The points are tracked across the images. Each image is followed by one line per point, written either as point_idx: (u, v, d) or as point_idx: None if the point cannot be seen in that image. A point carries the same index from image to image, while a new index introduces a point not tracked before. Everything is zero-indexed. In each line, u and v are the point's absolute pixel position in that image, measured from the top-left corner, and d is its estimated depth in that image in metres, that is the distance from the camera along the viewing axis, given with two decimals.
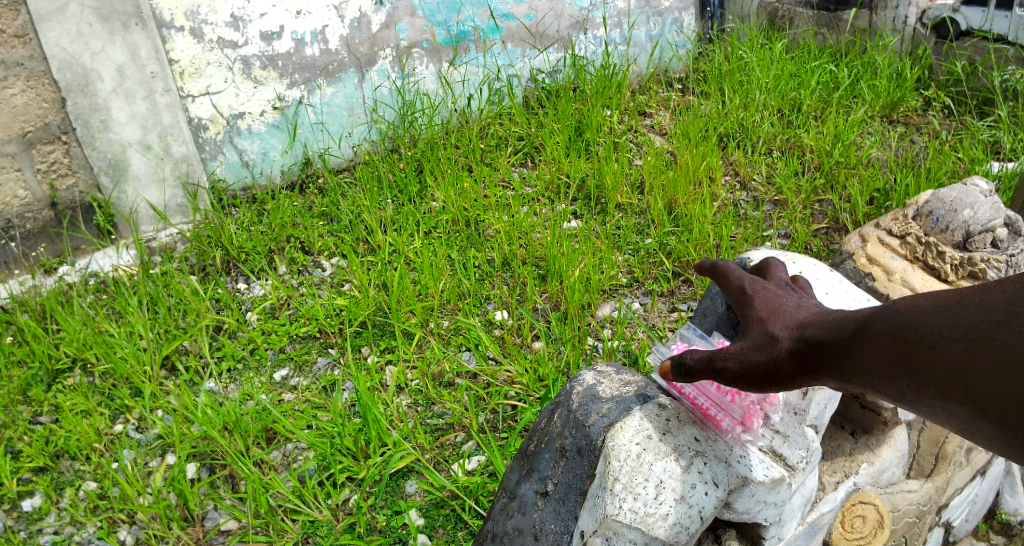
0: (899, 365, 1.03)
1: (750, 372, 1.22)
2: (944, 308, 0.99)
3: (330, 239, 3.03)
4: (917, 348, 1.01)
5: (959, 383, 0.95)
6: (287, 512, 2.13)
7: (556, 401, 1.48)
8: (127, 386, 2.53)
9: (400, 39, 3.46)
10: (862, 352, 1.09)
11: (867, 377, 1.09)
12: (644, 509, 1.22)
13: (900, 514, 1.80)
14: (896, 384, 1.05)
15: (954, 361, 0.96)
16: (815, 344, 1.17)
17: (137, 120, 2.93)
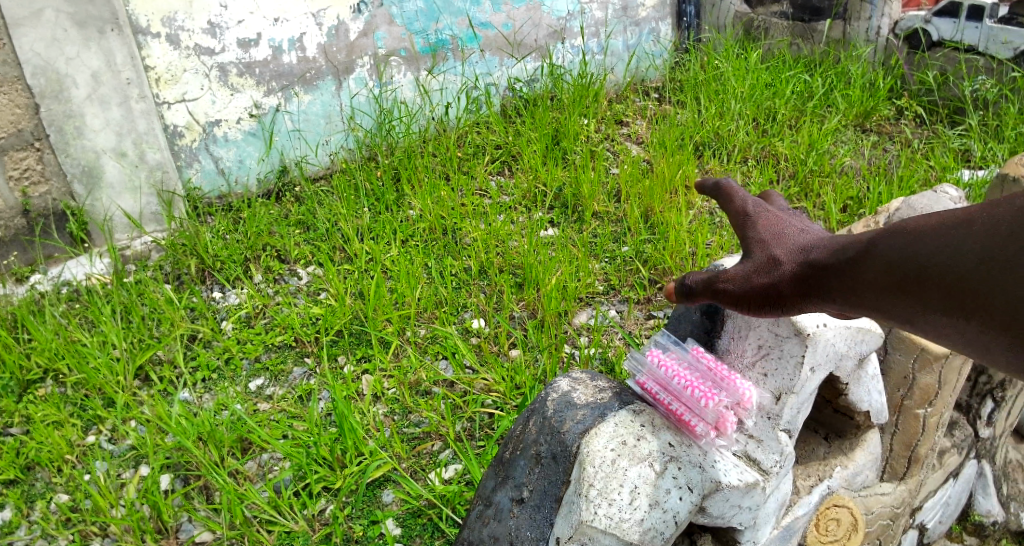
0: (896, 290, 1.07)
1: (750, 294, 1.31)
2: (944, 234, 1.02)
3: (307, 247, 3.02)
4: (916, 272, 1.04)
5: (959, 310, 0.98)
6: (262, 523, 2.11)
7: (531, 408, 1.48)
8: (99, 397, 2.50)
9: (378, 47, 3.46)
10: (862, 279, 1.13)
11: (872, 301, 1.12)
12: (619, 515, 1.22)
13: (873, 517, 1.86)
14: (902, 305, 1.07)
15: (952, 287, 0.98)
16: (813, 266, 1.23)
17: (111, 127, 2.90)
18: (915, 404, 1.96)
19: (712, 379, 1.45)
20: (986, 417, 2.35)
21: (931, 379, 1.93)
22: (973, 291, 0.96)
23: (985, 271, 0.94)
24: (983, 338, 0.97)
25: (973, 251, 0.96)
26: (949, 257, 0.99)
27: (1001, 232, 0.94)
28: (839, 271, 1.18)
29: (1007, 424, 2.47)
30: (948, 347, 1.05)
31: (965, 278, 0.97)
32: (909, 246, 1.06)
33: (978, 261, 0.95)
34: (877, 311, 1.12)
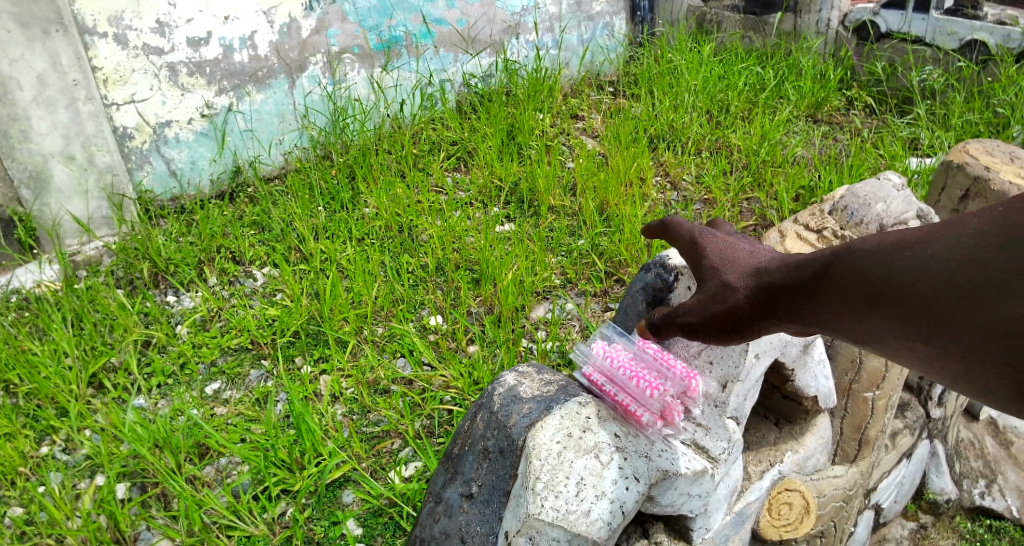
0: (877, 304, 1.09)
1: (714, 321, 1.36)
2: (925, 247, 1.04)
3: (261, 248, 2.98)
4: (894, 286, 1.06)
5: (948, 323, 1.00)
6: (222, 528, 2.08)
7: (478, 403, 1.49)
8: (52, 406, 2.44)
9: (330, 44, 3.42)
10: (840, 296, 1.15)
11: (849, 319, 1.14)
12: (565, 507, 1.24)
13: (826, 499, 1.86)
14: (882, 321, 1.09)
15: (941, 300, 1.00)
16: (769, 289, 1.28)
17: (58, 130, 2.83)
18: (863, 388, 2.02)
19: (657, 370, 1.49)
20: (935, 398, 2.43)
21: (878, 363, 2.02)
22: (970, 305, 0.97)
23: (980, 283, 0.96)
24: (972, 356, 1.00)
25: (964, 264, 0.98)
26: (938, 270, 1.01)
27: (989, 245, 0.96)
28: (804, 292, 1.22)
29: (955, 404, 2.55)
30: (925, 363, 1.07)
31: (957, 291, 0.99)
32: (889, 260, 1.07)
33: (968, 274, 0.98)
34: (851, 329, 1.15)
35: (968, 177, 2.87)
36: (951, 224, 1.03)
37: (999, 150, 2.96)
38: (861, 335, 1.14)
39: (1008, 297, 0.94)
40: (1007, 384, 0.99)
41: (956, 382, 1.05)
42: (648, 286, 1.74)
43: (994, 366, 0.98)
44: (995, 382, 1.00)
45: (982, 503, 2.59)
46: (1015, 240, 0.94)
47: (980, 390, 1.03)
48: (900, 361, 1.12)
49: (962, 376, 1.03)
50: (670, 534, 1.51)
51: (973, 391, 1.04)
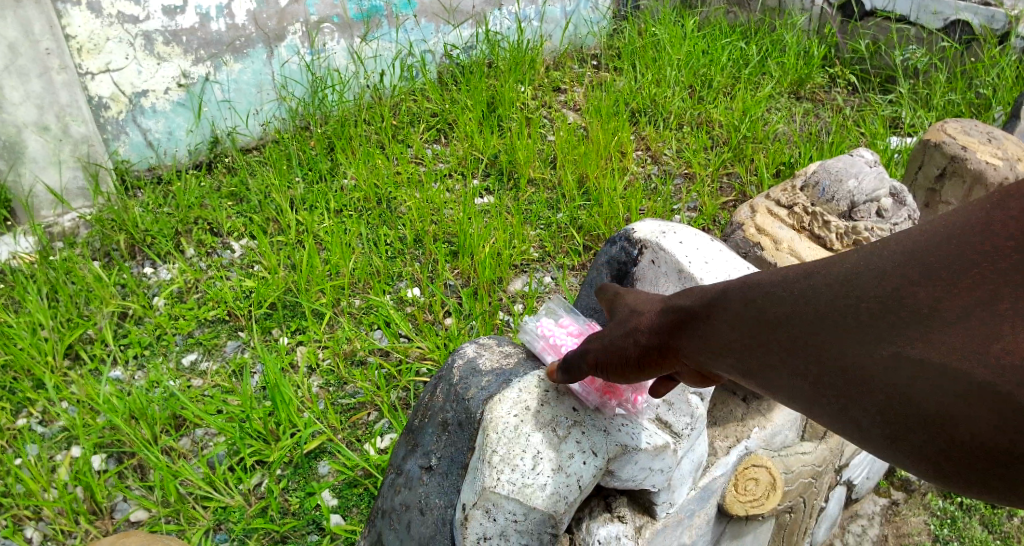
0: (809, 320, 0.82)
1: (617, 354, 1.15)
2: (893, 248, 0.78)
3: (239, 220, 2.96)
4: (833, 303, 0.80)
5: (902, 345, 0.74)
6: (198, 499, 2.09)
7: (439, 375, 1.51)
8: (28, 378, 2.41)
9: (310, 14, 3.35)
10: (756, 311, 0.89)
11: (767, 352, 0.87)
12: (522, 480, 1.24)
13: (794, 476, 1.84)
14: (815, 350, 0.81)
15: (899, 312, 0.74)
16: (668, 317, 1.05)
17: (31, 100, 2.76)
18: None
19: None
20: None
21: None
22: (940, 321, 0.71)
23: (959, 294, 0.70)
24: (916, 395, 0.73)
25: (940, 268, 0.73)
26: (903, 274, 0.75)
27: (978, 247, 0.71)
28: (704, 320, 0.98)
29: None
30: (846, 406, 0.80)
31: (924, 302, 0.73)
32: (837, 262, 0.82)
33: (944, 280, 0.72)
34: (758, 362, 0.89)
35: (945, 156, 2.88)
36: (924, 224, 0.78)
37: (976, 130, 2.96)
38: (771, 369, 0.87)
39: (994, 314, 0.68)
40: (946, 445, 0.72)
41: (879, 435, 0.79)
42: (612, 259, 1.76)
43: (941, 416, 0.71)
44: (932, 437, 0.73)
45: None
46: (1015, 242, 0.69)
47: (903, 449, 0.77)
48: (811, 403, 0.85)
49: (890, 426, 0.77)
50: (633, 507, 1.52)
51: (895, 450, 0.78)
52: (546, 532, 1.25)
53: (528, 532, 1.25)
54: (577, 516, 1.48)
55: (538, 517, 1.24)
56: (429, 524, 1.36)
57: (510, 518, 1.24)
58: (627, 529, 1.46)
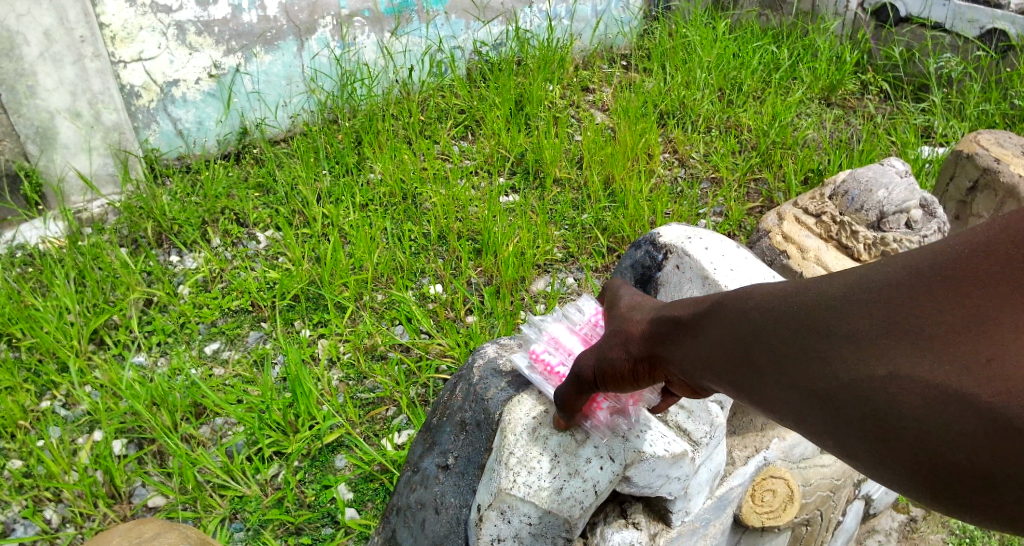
0: (806, 335, 0.79)
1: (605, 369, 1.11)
2: (897, 264, 0.74)
3: (265, 211, 2.97)
4: (840, 320, 0.75)
5: (902, 365, 0.69)
6: (215, 487, 2.10)
7: (458, 374, 1.50)
8: (53, 361, 2.44)
9: (341, 7, 3.35)
10: (752, 323, 0.86)
11: (771, 367, 0.82)
12: (538, 483, 1.22)
13: (812, 488, 1.75)
14: (817, 368, 0.77)
15: (902, 333, 0.70)
16: (660, 325, 1.03)
17: (65, 87, 2.80)
18: None
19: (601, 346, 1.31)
20: None
21: None
22: (943, 344, 0.67)
23: (967, 317, 0.66)
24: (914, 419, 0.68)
25: (943, 286, 0.69)
26: (905, 292, 0.71)
27: (989, 268, 0.67)
28: (699, 329, 0.95)
29: None
30: (840, 426, 0.75)
31: (930, 323, 0.68)
32: (848, 285, 0.77)
33: (949, 300, 0.68)
34: (752, 376, 0.85)
35: (977, 168, 2.82)
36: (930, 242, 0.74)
37: (1010, 141, 2.89)
38: (764, 383, 0.84)
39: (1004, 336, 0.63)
40: (942, 473, 0.67)
41: (872, 456, 0.74)
42: (636, 263, 1.73)
43: (941, 441, 0.66)
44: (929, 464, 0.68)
45: None
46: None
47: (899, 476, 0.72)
48: (802, 419, 0.80)
49: (883, 449, 0.72)
50: (648, 515, 1.44)
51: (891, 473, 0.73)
52: (561, 535, 1.23)
53: (542, 535, 1.24)
54: (590, 521, 1.41)
55: (552, 521, 1.22)
56: (443, 523, 1.36)
57: (525, 520, 1.23)
58: (642, 535, 1.37)
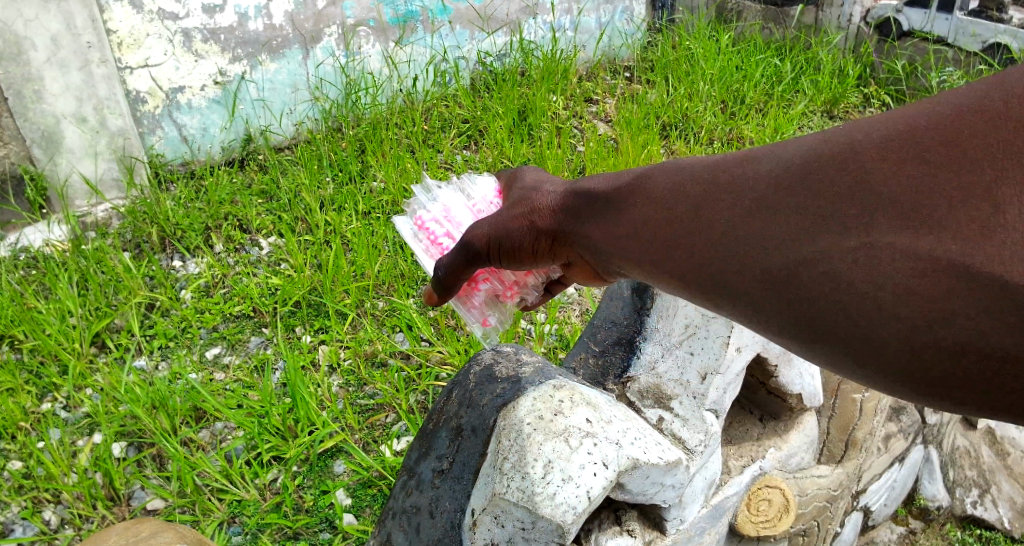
0: (725, 202, 0.83)
1: (512, 243, 1.26)
2: (814, 142, 0.79)
3: (268, 217, 2.99)
4: (766, 195, 0.79)
5: (794, 221, 0.75)
6: (214, 491, 2.10)
7: (455, 381, 1.44)
8: (55, 364, 2.45)
9: (346, 17, 3.39)
10: (671, 192, 0.92)
11: (691, 242, 0.86)
12: (532, 488, 1.10)
13: (808, 498, 1.72)
14: (735, 239, 0.81)
15: (804, 203, 0.75)
16: (578, 202, 1.13)
17: (71, 91, 2.83)
18: (850, 389, 1.87)
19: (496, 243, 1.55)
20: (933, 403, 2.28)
21: None
22: (843, 215, 0.71)
23: (870, 193, 0.70)
24: (803, 284, 0.73)
25: (854, 161, 0.73)
26: (817, 166, 0.76)
27: (911, 129, 0.71)
28: (620, 205, 1.02)
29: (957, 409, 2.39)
30: (723, 279, 0.82)
31: (830, 194, 0.73)
32: (772, 165, 0.81)
33: (846, 165, 0.73)
34: (657, 242, 0.92)
35: None
36: (853, 124, 0.78)
37: None
38: (662, 246, 0.91)
39: (901, 215, 0.67)
40: (814, 333, 0.74)
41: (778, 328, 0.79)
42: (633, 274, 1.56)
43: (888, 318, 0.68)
44: (804, 325, 0.75)
45: (974, 512, 2.55)
46: (935, 138, 0.68)
47: (772, 332, 0.80)
48: (691, 282, 0.87)
49: (763, 307, 0.79)
50: (643, 523, 1.41)
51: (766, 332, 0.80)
52: (554, 541, 1.11)
53: (535, 541, 1.12)
54: (585, 527, 1.34)
55: (546, 526, 1.10)
56: (438, 527, 1.26)
57: (518, 525, 1.12)
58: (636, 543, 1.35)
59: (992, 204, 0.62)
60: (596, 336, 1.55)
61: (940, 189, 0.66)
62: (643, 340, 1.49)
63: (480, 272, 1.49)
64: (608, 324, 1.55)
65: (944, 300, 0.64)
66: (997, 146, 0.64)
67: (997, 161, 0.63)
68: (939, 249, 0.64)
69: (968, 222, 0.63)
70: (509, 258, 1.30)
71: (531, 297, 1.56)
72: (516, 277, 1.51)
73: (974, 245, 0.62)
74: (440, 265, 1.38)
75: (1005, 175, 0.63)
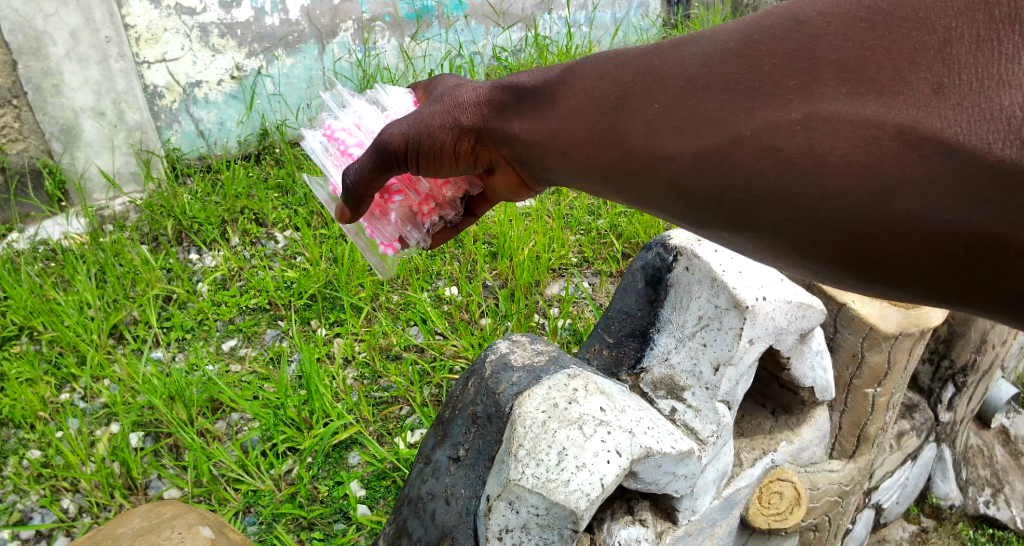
0: (671, 92, 0.86)
1: (432, 144, 1.22)
2: (753, 22, 0.82)
3: (284, 211, 3.02)
4: (711, 82, 0.82)
5: (740, 108, 0.79)
6: (230, 481, 2.13)
7: (470, 369, 1.43)
8: (73, 354, 2.49)
9: (362, 12, 3.41)
10: (606, 81, 0.94)
11: (639, 135, 0.89)
12: (547, 475, 1.12)
13: (819, 493, 1.75)
14: (684, 128, 0.84)
15: (749, 87, 0.78)
16: (508, 100, 1.12)
17: (90, 86, 2.87)
18: (864, 384, 1.80)
19: None
20: (946, 402, 2.27)
21: (881, 358, 1.76)
22: (791, 86, 0.75)
23: (821, 65, 0.73)
24: (749, 159, 0.77)
25: (799, 36, 0.76)
26: (757, 43, 0.80)
27: (844, 11, 0.74)
28: (550, 97, 1.04)
29: (971, 406, 2.38)
30: (666, 168, 0.86)
31: (774, 68, 0.77)
32: (713, 51, 0.84)
33: (791, 48, 0.77)
34: (595, 131, 0.95)
35: None
36: (788, 5, 0.81)
37: None
38: (603, 134, 0.94)
39: (852, 82, 0.71)
40: (760, 209, 0.78)
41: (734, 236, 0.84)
42: (646, 268, 1.55)
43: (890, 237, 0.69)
44: (749, 201, 0.79)
45: (987, 511, 2.54)
46: (878, 19, 0.71)
47: (716, 224, 0.85)
48: (633, 169, 0.91)
49: (701, 187, 0.83)
50: (656, 513, 1.43)
51: (705, 215, 0.85)
52: (567, 528, 1.12)
53: (550, 527, 1.13)
54: (598, 516, 1.37)
55: (560, 513, 1.11)
56: (453, 514, 1.27)
57: (533, 511, 1.13)
58: (649, 533, 1.35)
59: (945, 68, 0.65)
60: (611, 327, 1.58)
61: (891, 58, 0.69)
62: (657, 332, 1.50)
63: (391, 183, 1.38)
64: (622, 316, 1.57)
65: (898, 166, 0.66)
66: (948, 11, 0.67)
67: (948, 26, 0.67)
68: (892, 114, 0.67)
69: (920, 84, 0.66)
70: (428, 164, 1.25)
71: (452, 214, 1.47)
72: (433, 188, 1.40)
73: (925, 105, 0.65)
74: (348, 174, 1.27)
75: (954, 38, 0.66)
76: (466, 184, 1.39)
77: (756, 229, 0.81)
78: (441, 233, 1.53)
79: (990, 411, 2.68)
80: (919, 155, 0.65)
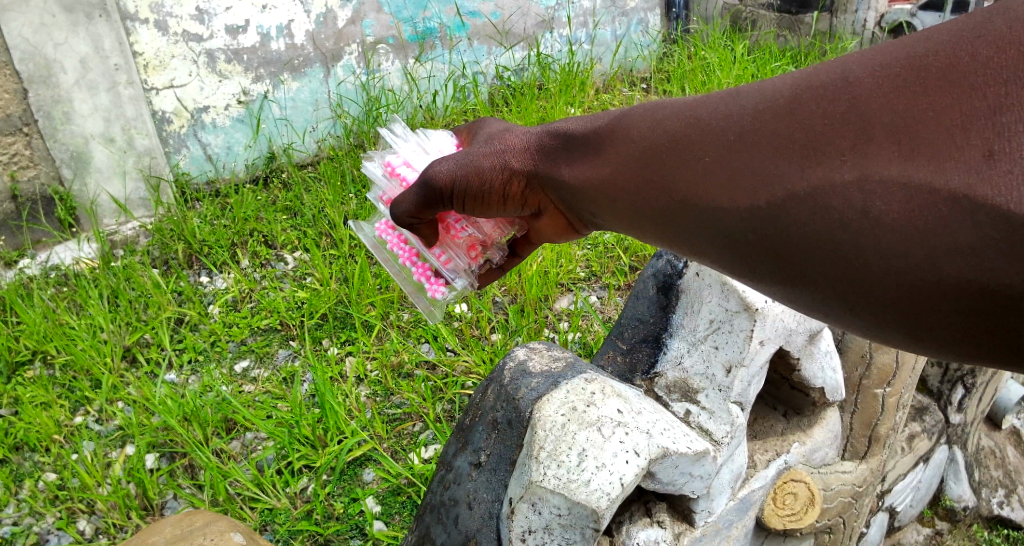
0: (722, 144, 0.88)
1: (481, 186, 1.26)
2: (803, 77, 0.85)
3: (293, 233, 3.05)
4: (762, 133, 0.85)
5: (796, 165, 0.80)
6: (245, 500, 2.15)
7: (489, 377, 1.45)
8: (87, 378, 2.52)
9: (366, 35, 3.49)
10: (659, 129, 0.98)
11: (694, 185, 0.91)
12: (568, 476, 1.15)
13: (833, 493, 1.76)
14: (736, 181, 0.86)
15: (802, 145, 0.80)
16: (559, 145, 1.17)
17: (100, 113, 2.92)
18: (873, 384, 1.84)
19: None
20: (956, 403, 2.28)
21: (889, 358, 1.83)
22: (843, 147, 0.77)
23: (875, 127, 0.75)
24: (801, 217, 0.79)
25: (849, 95, 0.78)
26: (809, 102, 0.81)
27: (898, 72, 0.76)
28: (603, 143, 1.08)
29: (981, 408, 2.40)
30: (717, 216, 0.89)
31: (826, 125, 0.79)
32: (766, 104, 0.86)
33: (840, 105, 0.78)
34: (648, 178, 0.98)
35: None
36: (837, 59, 0.83)
37: None
38: (655, 180, 0.97)
39: (907, 147, 0.72)
40: (806, 258, 0.80)
41: (770, 273, 0.87)
42: (657, 274, 1.57)
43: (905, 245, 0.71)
44: (790, 246, 0.82)
45: (1001, 512, 2.55)
46: (929, 83, 0.73)
47: (762, 268, 0.87)
48: (683, 216, 0.94)
49: (756, 240, 0.85)
50: (672, 515, 1.44)
51: (751, 259, 0.88)
52: (589, 527, 1.15)
53: (572, 526, 1.15)
54: (616, 519, 1.38)
55: (581, 512, 1.13)
56: (476, 519, 1.29)
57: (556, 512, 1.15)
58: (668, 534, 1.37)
59: (996, 135, 0.67)
60: (624, 334, 1.58)
61: (943, 122, 0.70)
62: (669, 336, 1.53)
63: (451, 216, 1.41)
64: (635, 322, 1.59)
65: (950, 222, 0.68)
66: (1000, 78, 0.68)
67: (998, 95, 0.68)
68: (945, 180, 0.68)
69: (972, 150, 0.68)
70: (474, 205, 1.29)
71: (497, 255, 1.51)
72: (489, 230, 1.45)
73: (975, 172, 0.67)
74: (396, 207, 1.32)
75: (1007, 106, 0.67)
76: (510, 224, 1.44)
77: (780, 253, 0.83)
78: (488, 275, 1.56)
79: (1000, 412, 2.69)
80: (974, 222, 0.66)
